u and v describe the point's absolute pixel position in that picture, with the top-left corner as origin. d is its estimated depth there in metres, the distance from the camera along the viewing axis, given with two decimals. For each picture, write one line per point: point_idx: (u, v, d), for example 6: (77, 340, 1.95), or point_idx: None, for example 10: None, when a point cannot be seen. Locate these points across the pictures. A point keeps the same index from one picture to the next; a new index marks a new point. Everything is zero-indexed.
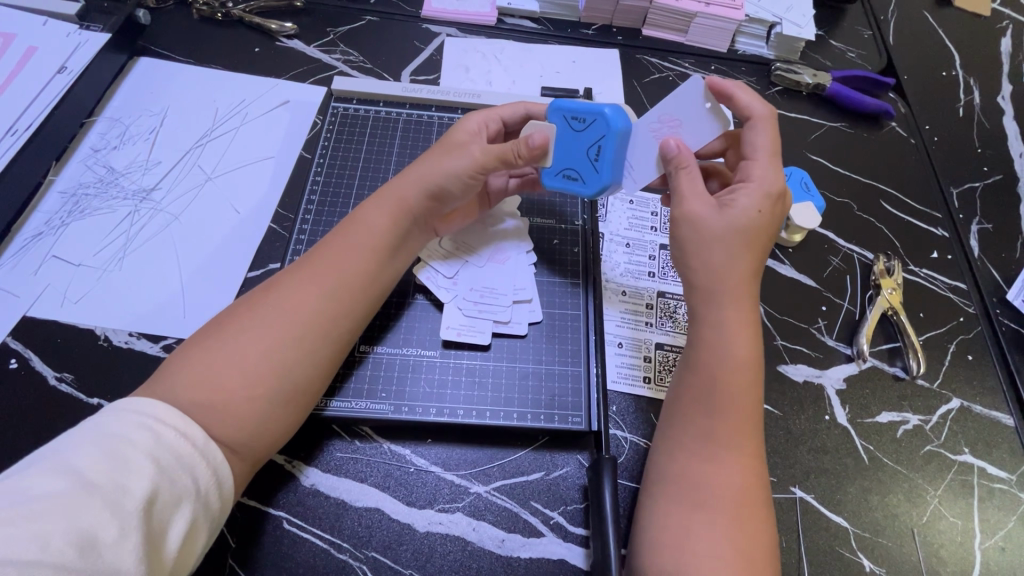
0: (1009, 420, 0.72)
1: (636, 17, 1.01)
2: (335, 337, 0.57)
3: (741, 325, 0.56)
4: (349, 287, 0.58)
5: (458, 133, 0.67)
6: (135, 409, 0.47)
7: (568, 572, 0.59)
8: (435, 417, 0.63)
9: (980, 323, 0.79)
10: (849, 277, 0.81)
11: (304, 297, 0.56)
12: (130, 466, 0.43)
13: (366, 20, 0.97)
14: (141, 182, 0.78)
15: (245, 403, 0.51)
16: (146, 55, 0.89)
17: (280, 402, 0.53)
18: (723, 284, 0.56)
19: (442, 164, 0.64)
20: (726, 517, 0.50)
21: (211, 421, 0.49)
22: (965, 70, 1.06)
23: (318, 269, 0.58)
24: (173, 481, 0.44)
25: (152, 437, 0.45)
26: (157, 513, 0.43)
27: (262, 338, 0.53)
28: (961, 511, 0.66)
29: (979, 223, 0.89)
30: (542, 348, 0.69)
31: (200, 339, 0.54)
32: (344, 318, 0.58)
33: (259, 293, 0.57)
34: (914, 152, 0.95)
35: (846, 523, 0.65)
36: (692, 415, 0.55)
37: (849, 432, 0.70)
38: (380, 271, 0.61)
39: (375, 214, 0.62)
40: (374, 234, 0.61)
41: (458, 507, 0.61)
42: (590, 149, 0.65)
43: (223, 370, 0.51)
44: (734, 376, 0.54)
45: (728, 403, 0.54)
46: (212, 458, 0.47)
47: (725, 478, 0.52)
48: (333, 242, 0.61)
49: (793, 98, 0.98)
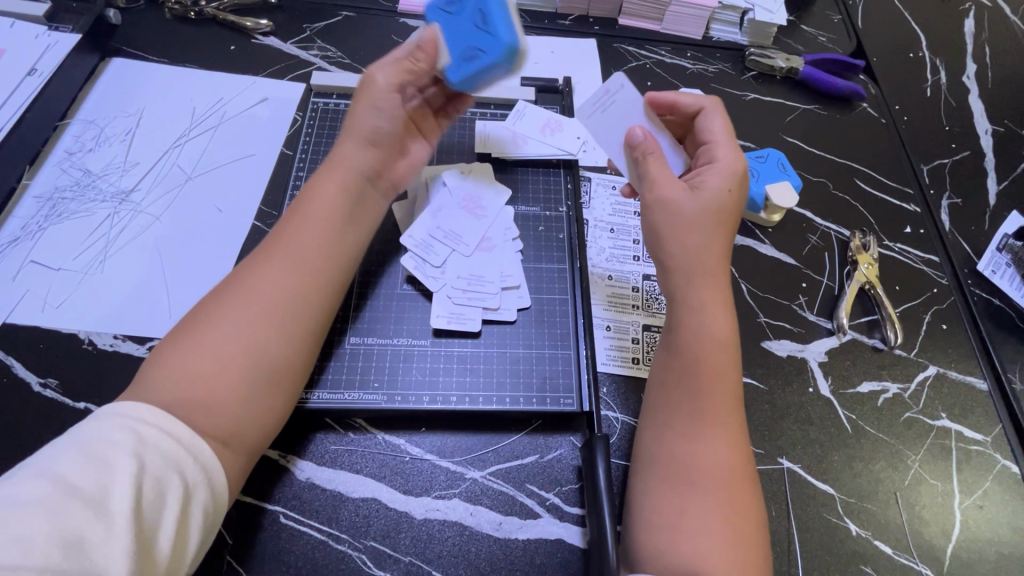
0: (982, 384, 0.75)
1: (612, 7, 1.02)
2: (307, 311, 0.57)
3: (717, 306, 0.58)
4: (312, 260, 0.59)
5: (370, 78, 0.68)
6: (121, 412, 0.46)
7: (567, 552, 0.60)
8: (428, 405, 0.64)
9: (952, 294, 0.82)
10: (828, 254, 0.83)
11: (267, 276, 0.57)
12: (115, 466, 0.43)
13: (342, 16, 0.97)
14: (119, 183, 0.77)
15: (224, 388, 0.51)
16: (118, 56, 0.87)
17: (256, 379, 0.53)
18: (696, 265, 0.58)
19: (364, 106, 0.67)
20: (714, 492, 0.52)
21: (196, 413, 0.49)
22: (931, 52, 1.09)
23: (277, 249, 0.59)
24: (160, 481, 0.44)
25: (136, 438, 0.45)
26: (145, 513, 0.42)
27: (229, 320, 0.54)
28: (941, 473, 0.69)
29: (949, 198, 0.92)
30: (532, 333, 0.68)
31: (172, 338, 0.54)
32: (309, 290, 0.58)
33: (227, 283, 0.57)
34: (885, 132, 0.98)
35: (832, 490, 0.66)
36: (678, 395, 0.56)
37: (832, 403, 0.72)
38: (341, 241, 0.61)
39: (331, 186, 0.63)
40: (332, 206, 0.62)
41: (455, 493, 0.61)
42: (478, 26, 0.64)
43: (196, 358, 0.51)
44: (714, 353, 0.56)
45: (714, 382, 0.56)
46: (201, 455, 0.47)
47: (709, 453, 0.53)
48: (294, 223, 0.61)
49: (767, 82, 1.00)
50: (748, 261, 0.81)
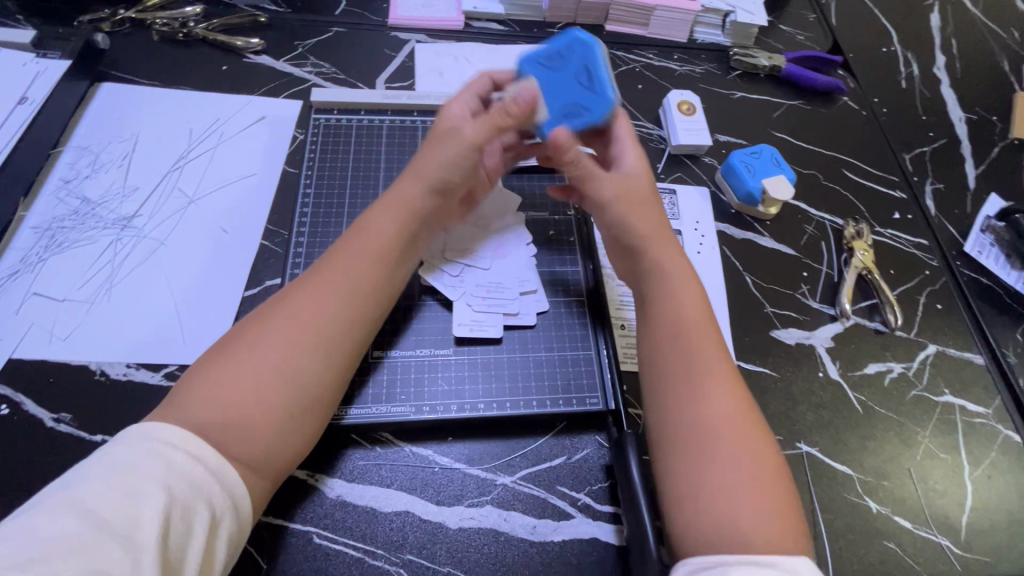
0: (979, 359, 0.79)
1: (599, 14, 1.05)
2: (348, 343, 0.57)
3: (682, 271, 0.62)
4: (359, 293, 0.58)
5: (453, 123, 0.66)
6: (149, 436, 0.46)
7: (602, 550, 0.60)
8: (456, 414, 0.63)
9: (943, 275, 0.86)
10: (824, 242, 0.86)
11: (314, 309, 0.55)
12: (143, 497, 0.42)
13: (333, 31, 0.97)
14: (119, 209, 0.76)
15: (265, 415, 0.50)
16: (108, 80, 0.86)
17: (297, 412, 0.53)
18: (654, 240, 0.63)
19: (437, 155, 0.64)
20: (737, 439, 0.52)
21: (232, 439, 0.48)
22: (902, 45, 1.14)
23: (327, 278, 0.58)
24: (186, 509, 0.43)
25: (164, 465, 0.44)
26: (173, 544, 0.42)
27: (278, 352, 0.53)
28: (949, 447, 0.71)
29: (932, 183, 0.96)
30: (551, 336, 0.69)
31: (211, 359, 0.53)
32: (357, 324, 0.58)
33: (273, 304, 0.57)
34: (867, 123, 1.02)
35: (850, 470, 0.68)
36: (673, 357, 0.57)
37: (842, 386, 0.74)
38: (388, 275, 0.61)
39: (382, 219, 0.62)
40: (383, 238, 0.61)
41: (487, 500, 0.61)
42: (581, 86, 0.68)
43: (242, 387, 0.50)
44: (684, 309, 0.59)
45: (696, 336, 0.58)
46: (230, 483, 0.47)
47: (718, 404, 0.54)
48: (343, 250, 0.60)
49: (752, 81, 1.04)
50: (750, 254, 0.83)
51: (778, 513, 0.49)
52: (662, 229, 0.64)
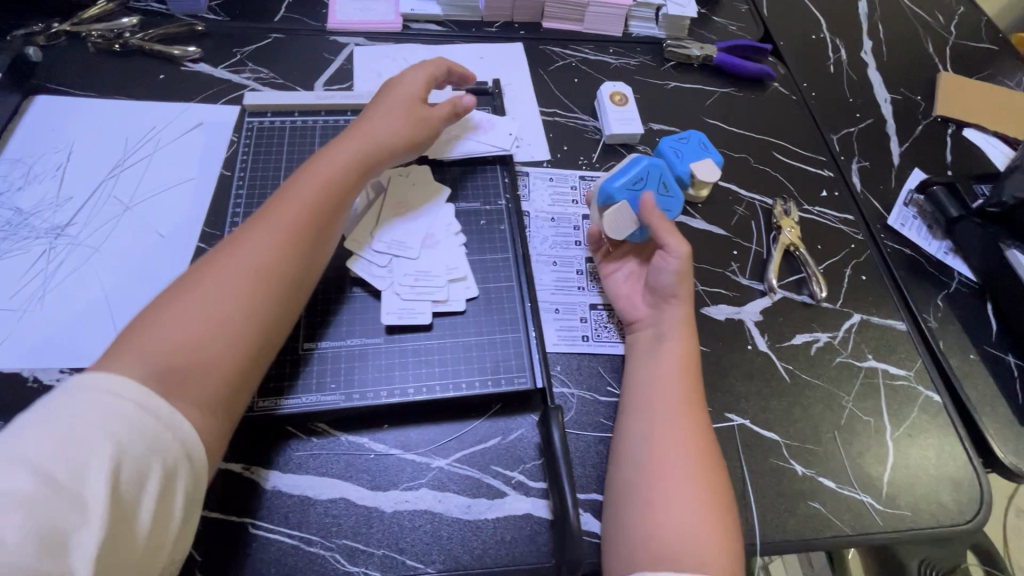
0: (902, 325, 0.82)
1: (534, 12, 1.07)
2: (294, 284, 0.61)
3: (681, 323, 0.69)
4: (309, 228, 0.63)
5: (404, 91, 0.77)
6: (96, 384, 0.46)
7: (535, 525, 0.62)
8: (386, 399, 0.65)
9: (869, 247, 0.89)
10: (754, 222, 0.89)
11: (266, 244, 0.60)
12: (89, 449, 0.42)
13: (272, 38, 0.98)
14: (53, 219, 0.76)
15: (215, 351, 0.53)
16: (42, 93, 0.87)
17: (255, 331, 0.56)
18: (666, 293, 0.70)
19: (385, 120, 0.74)
20: (696, 468, 0.59)
21: (180, 375, 0.50)
22: (830, 32, 1.19)
23: (278, 215, 0.63)
24: (138, 458, 0.43)
25: (114, 416, 0.44)
26: (125, 492, 0.42)
27: (234, 281, 0.57)
28: (872, 409, 0.75)
29: (858, 162, 1.00)
30: (482, 321, 0.71)
31: (167, 293, 0.56)
32: (303, 272, 0.62)
33: (223, 249, 0.60)
34: (797, 107, 1.06)
35: (777, 436, 0.71)
36: (665, 394, 0.64)
37: (770, 357, 0.77)
38: (334, 213, 0.66)
39: (328, 164, 0.68)
40: (330, 183, 0.67)
41: (421, 483, 0.63)
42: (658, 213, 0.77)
43: (198, 310, 0.54)
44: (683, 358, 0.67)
45: (688, 382, 0.65)
46: (179, 430, 0.47)
47: (684, 437, 0.61)
48: (291, 195, 0.65)
49: (686, 71, 1.07)
50: (682, 235, 0.86)
51: (716, 541, 0.56)
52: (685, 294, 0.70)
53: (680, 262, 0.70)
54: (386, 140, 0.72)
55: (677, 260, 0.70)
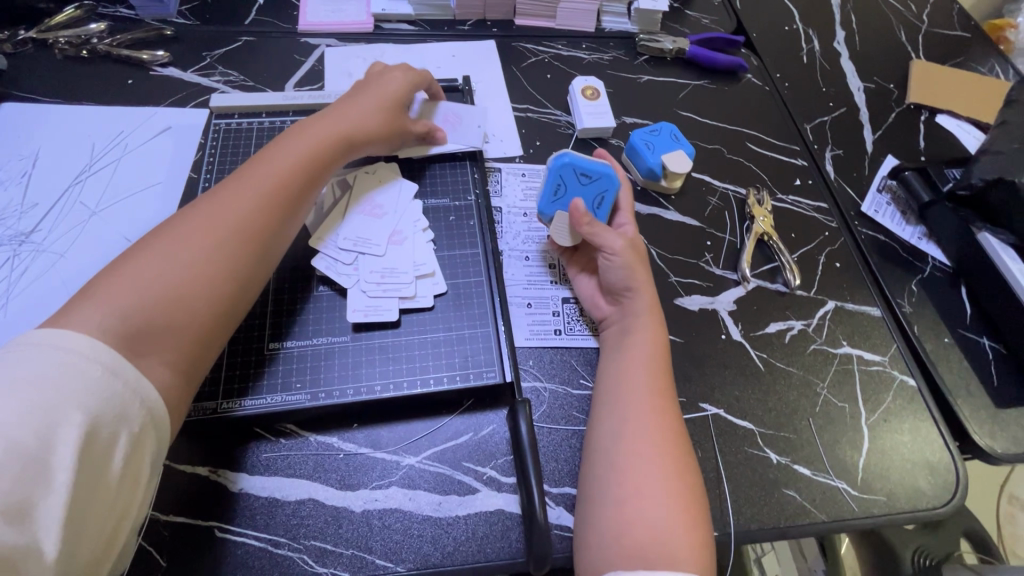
0: (876, 311, 0.82)
1: (507, 9, 1.07)
2: (262, 255, 0.60)
3: (650, 318, 0.68)
4: (289, 194, 0.64)
5: (376, 87, 0.78)
6: (55, 343, 0.45)
7: (507, 521, 0.61)
8: (352, 397, 0.64)
9: (842, 234, 0.89)
10: (727, 212, 0.89)
11: (236, 212, 0.59)
12: (52, 412, 0.41)
13: (242, 41, 0.98)
14: (17, 226, 0.75)
15: (180, 317, 0.52)
16: (8, 101, 0.86)
17: (232, 290, 0.57)
18: (635, 288, 0.69)
19: (354, 108, 0.74)
20: (667, 457, 0.59)
21: (144, 338, 0.49)
22: (803, 23, 1.19)
23: (257, 180, 0.62)
24: (105, 420, 0.44)
25: (78, 378, 0.44)
26: (94, 454, 0.43)
27: (212, 240, 0.57)
28: (846, 395, 0.74)
29: (832, 150, 1.00)
30: (451, 317, 0.70)
31: (139, 248, 0.55)
32: (273, 243, 0.61)
33: (186, 216, 0.58)
34: (770, 98, 1.06)
35: (751, 425, 0.71)
36: (632, 388, 0.63)
37: (744, 346, 0.76)
38: (312, 183, 0.67)
39: (298, 143, 0.67)
40: (311, 153, 0.67)
41: (391, 481, 0.62)
42: (596, 197, 0.76)
43: (176, 265, 0.54)
44: (651, 352, 0.66)
45: (657, 375, 0.65)
46: (143, 393, 0.47)
47: (655, 428, 0.60)
48: (258, 168, 0.64)
49: (659, 64, 1.07)
50: (655, 227, 0.85)
51: (688, 534, 0.55)
52: (649, 288, 0.70)
53: (620, 248, 0.70)
54: (363, 120, 0.73)
55: (620, 247, 0.70)
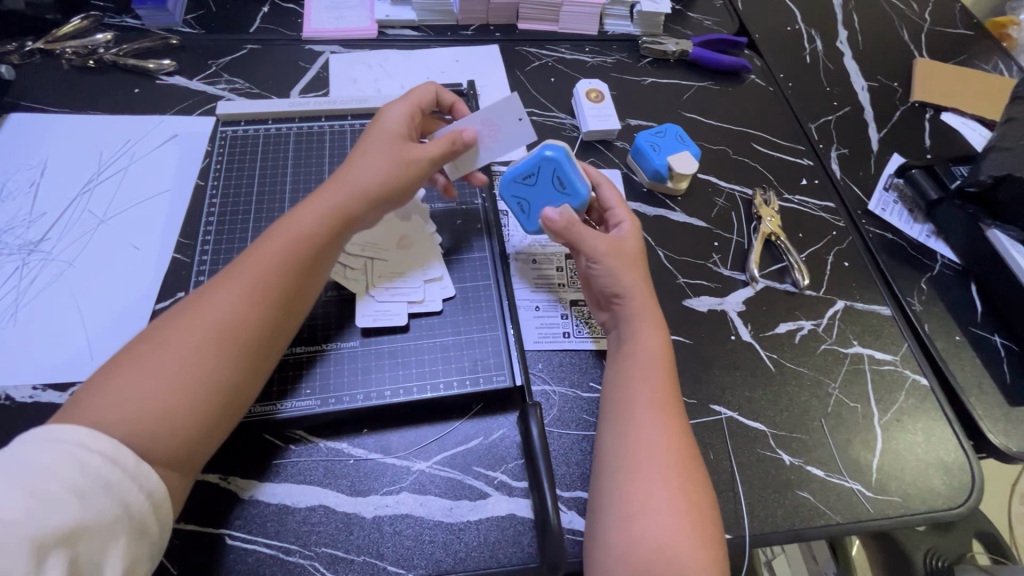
0: (886, 310, 0.82)
1: (509, 14, 1.08)
2: (264, 345, 0.57)
3: (649, 319, 0.66)
4: (280, 292, 0.58)
5: (393, 133, 0.68)
6: (57, 434, 0.45)
7: (519, 526, 0.61)
8: (362, 403, 0.64)
9: (850, 234, 0.89)
10: (734, 213, 0.89)
11: (238, 305, 0.56)
12: (53, 505, 0.41)
13: (247, 49, 0.98)
14: (26, 235, 0.76)
15: (180, 422, 0.50)
16: (16, 111, 0.86)
17: (215, 404, 0.53)
18: (632, 288, 0.67)
19: (371, 167, 0.65)
20: (673, 468, 0.57)
21: (143, 442, 0.48)
22: (806, 24, 1.19)
23: (246, 277, 0.57)
24: (101, 510, 0.43)
25: (80, 470, 0.43)
26: (87, 546, 0.42)
27: (194, 351, 0.53)
28: (859, 396, 0.74)
29: (837, 149, 1.00)
30: (460, 320, 0.70)
31: (140, 346, 0.53)
32: (276, 328, 0.58)
33: (190, 307, 0.56)
34: (774, 98, 1.06)
35: (763, 426, 0.70)
36: (633, 393, 0.62)
37: (754, 347, 0.76)
38: (308, 275, 0.61)
39: (310, 215, 0.62)
40: (308, 239, 0.61)
41: (402, 487, 0.62)
42: (553, 180, 0.71)
43: (154, 382, 0.50)
44: (650, 355, 0.64)
45: (657, 378, 0.63)
46: (146, 481, 0.47)
47: (660, 439, 0.59)
48: (264, 247, 0.60)
49: (662, 67, 1.07)
50: (662, 229, 0.85)
51: (697, 541, 0.54)
52: (646, 289, 0.68)
53: (602, 247, 0.67)
54: (381, 182, 0.65)
55: (601, 245, 0.67)
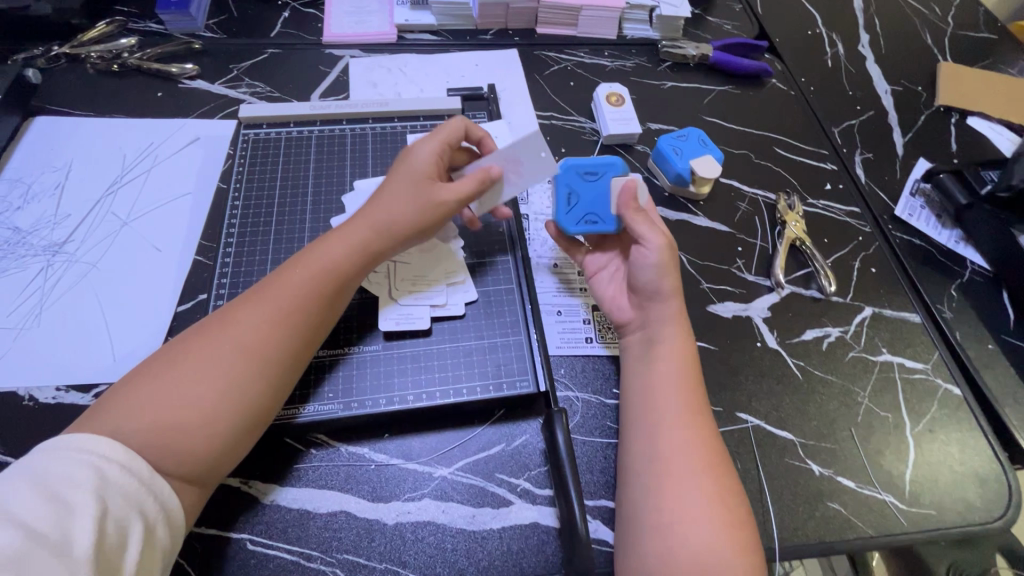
0: (916, 317, 0.80)
1: (529, 18, 1.07)
2: (288, 367, 0.57)
3: (675, 324, 0.65)
4: (306, 322, 0.58)
5: (421, 171, 0.66)
6: (77, 446, 0.47)
7: (543, 535, 0.60)
8: (385, 407, 0.63)
9: (877, 239, 0.87)
10: (758, 217, 0.87)
11: (263, 324, 0.56)
12: (77, 509, 0.43)
13: (268, 53, 0.99)
14: (50, 237, 0.76)
15: (201, 438, 0.51)
16: (42, 114, 0.87)
17: (236, 431, 0.53)
18: (661, 290, 0.65)
19: (395, 207, 0.64)
20: (704, 480, 0.56)
21: (165, 455, 0.49)
22: (827, 27, 1.18)
23: (275, 305, 0.58)
24: (119, 516, 0.45)
25: (100, 478, 0.45)
26: (107, 551, 0.43)
27: (219, 377, 0.53)
28: (889, 405, 0.72)
29: (862, 154, 0.98)
30: (483, 325, 0.70)
31: (170, 357, 0.54)
32: (300, 352, 0.58)
33: (218, 323, 0.56)
34: (796, 102, 1.05)
35: (791, 435, 0.69)
36: (661, 402, 0.60)
37: (781, 354, 0.74)
38: (332, 306, 0.61)
39: (339, 245, 0.62)
40: (335, 268, 0.61)
41: (424, 493, 0.61)
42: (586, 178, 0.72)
43: (178, 404, 0.51)
44: (677, 361, 0.63)
45: (684, 385, 0.61)
46: (160, 493, 0.48)
47: (688, 444, 0.57)
48: (294, 270, 0.61)
49: (682, 71, 1.06)
50: (685, 233, 0.84)
51: (733, 554, 0.52)
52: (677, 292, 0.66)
53: (658, 258, 0.65)
54: (405, 221, 0.64)
55: (656, 254, 0.65)
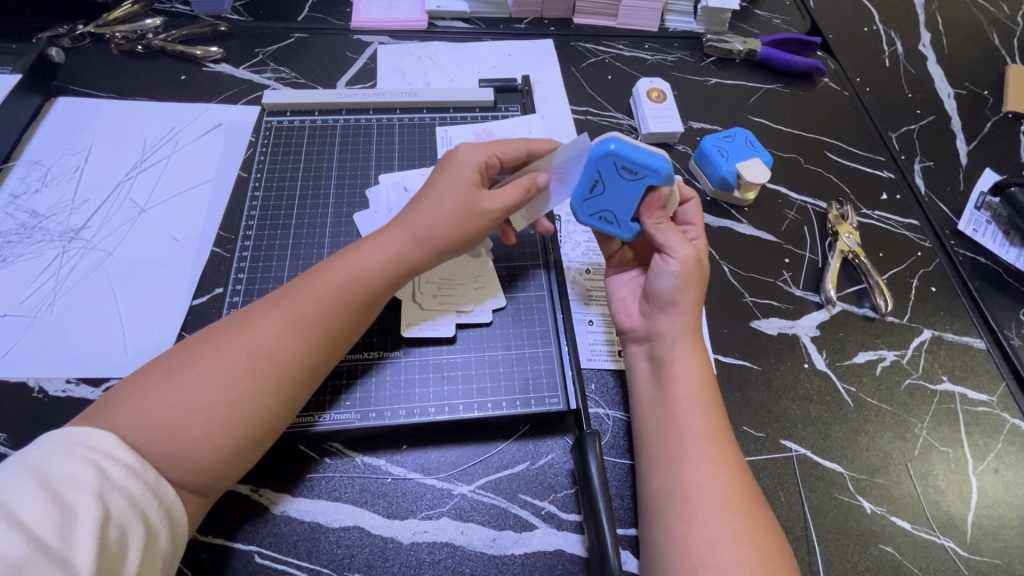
0: (980, 344, 0.73)
1: (566, 7, 1.02)
2: (305, 380, 0.54)
3: (689, 338, 0.59)
4: (327, 332, 0.55)
5: (467, 176, 0.61)
6: (77, 441, 0.43)
7: (568, 564, 0.55)
8: (404, 419, 0.60)
9: (937, 255, 0.80)
10: (807, 227, 0.81)
11: (280, 330, 0.53)
12: (77, 512, 0.40)
13: (295, 37, 0.95)
14: (67, 222, 0.74)
15: (205, 446, 0.48)
16: (63, 95, 0.85)
17: (244, 441, 0.50)
18: (674, 300, 0.60)
19: (432, 214, 0.60)
20: (736, 513, 0.51)
21: (167, 462, 0.46)
22: (885, 24, 1.10)
23: (299, 313, 0.54)
24: (121, 521, 0.41)
25: (101, 476, 0.42)
26: (108, 559, 0.40)
27: (231, 382, 0.50)
28: (950, 439, 0.66)
29: (921, 162, 0.91)
30: (510, 333, 0.65)
31: (185, 353, 0.51)
32: (319, 365, 0.55)
33: (238, 323, 0.53)
34: (850, 104, 0.97)
35: (840, 468, 0.63)
36: (681, 424, 0.56)
37: (830, 377, 0.69)
38: (356, 318, 0.57)
39: (370, 252, 0.59)
40: (362, 274, 0.57)
41: (442, 512, 0.57)
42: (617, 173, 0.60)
43: (187, 406, 0.48)
44: (695, 379, 0.58)
45: (701, 405, 0.56)
46: (164, 496, 0.45)
47: (711, 476, 0.52)
48: (320, 274, 0.57)
49: (727, 67, 1.00)
50: (728, 242, 0.78)
51: None
52: (692, 304, 0.60)
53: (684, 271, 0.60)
54: (442, 229, 0.59)
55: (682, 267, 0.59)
